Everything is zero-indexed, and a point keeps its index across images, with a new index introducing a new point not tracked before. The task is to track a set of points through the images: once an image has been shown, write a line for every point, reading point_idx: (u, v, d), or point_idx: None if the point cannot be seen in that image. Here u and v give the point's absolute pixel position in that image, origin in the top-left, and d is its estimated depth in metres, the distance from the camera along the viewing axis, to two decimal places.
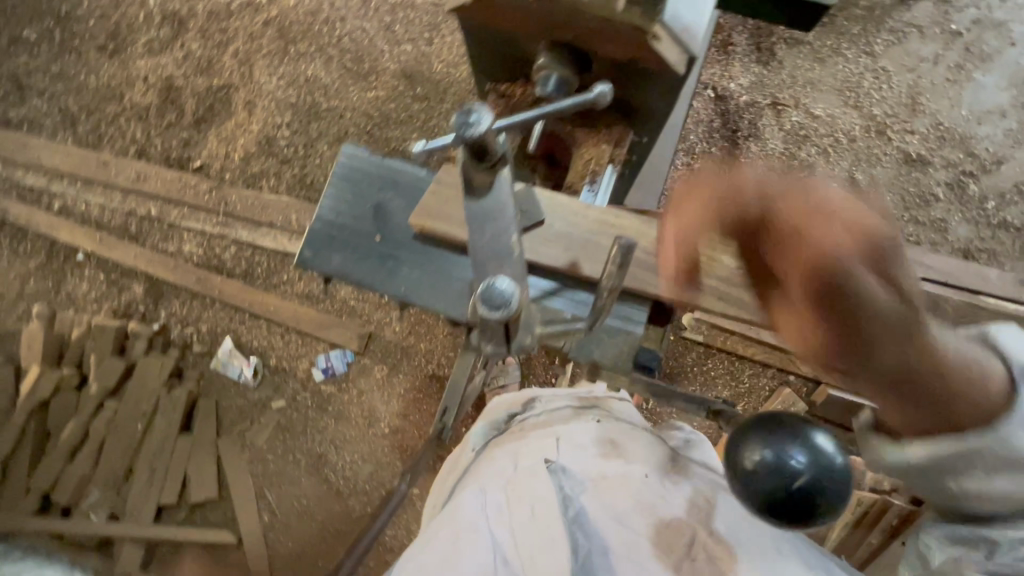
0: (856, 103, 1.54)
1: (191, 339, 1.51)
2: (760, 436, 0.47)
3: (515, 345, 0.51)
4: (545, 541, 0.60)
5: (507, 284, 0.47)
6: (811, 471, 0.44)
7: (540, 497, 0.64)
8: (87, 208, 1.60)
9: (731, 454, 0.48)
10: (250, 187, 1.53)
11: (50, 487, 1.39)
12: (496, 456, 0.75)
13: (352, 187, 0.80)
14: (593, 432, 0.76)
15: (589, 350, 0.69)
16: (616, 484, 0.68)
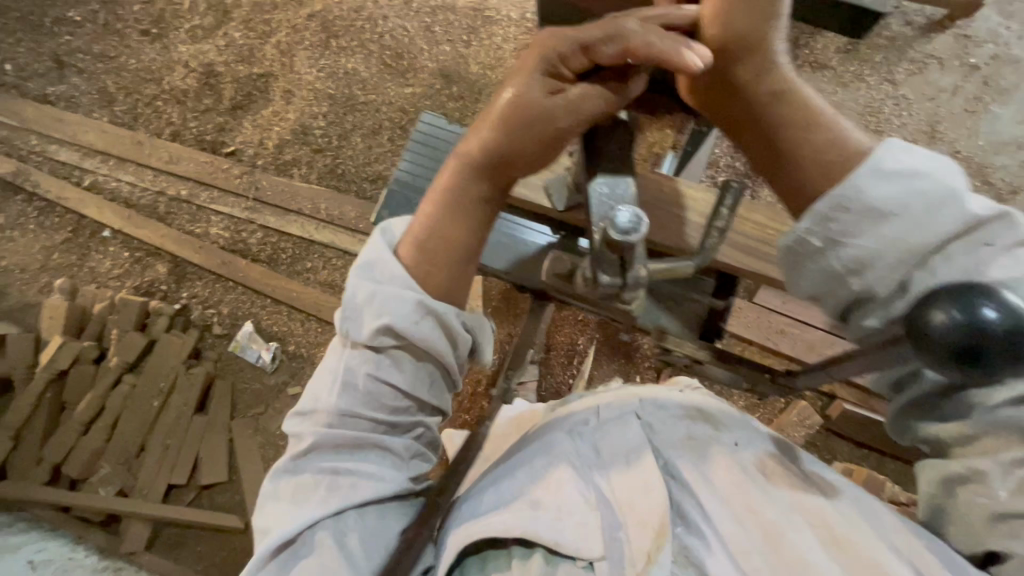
0: (877, 127, 1.59)
1: (212, 321, 1.52)
2: (949, 296, 0.39)
3: (630, 278, 0.47)
4: (639, 492, 0.58)
5: (631, 211, 0.44)
6: (1009, 322, 0.37)
7: (630, 451, 0.61)
8: (117, 186, 1.61)
9: (913, 316, 0.41)
10: (282, 174, 1.55)
11: (60, 459, 1.39)
12: (571, 411, 0.68)
13: (430, 154, 0.85)
14: (680, 389, 0.68)
15: (656, 318, 0.71)
16: (711, 440, 0.61)
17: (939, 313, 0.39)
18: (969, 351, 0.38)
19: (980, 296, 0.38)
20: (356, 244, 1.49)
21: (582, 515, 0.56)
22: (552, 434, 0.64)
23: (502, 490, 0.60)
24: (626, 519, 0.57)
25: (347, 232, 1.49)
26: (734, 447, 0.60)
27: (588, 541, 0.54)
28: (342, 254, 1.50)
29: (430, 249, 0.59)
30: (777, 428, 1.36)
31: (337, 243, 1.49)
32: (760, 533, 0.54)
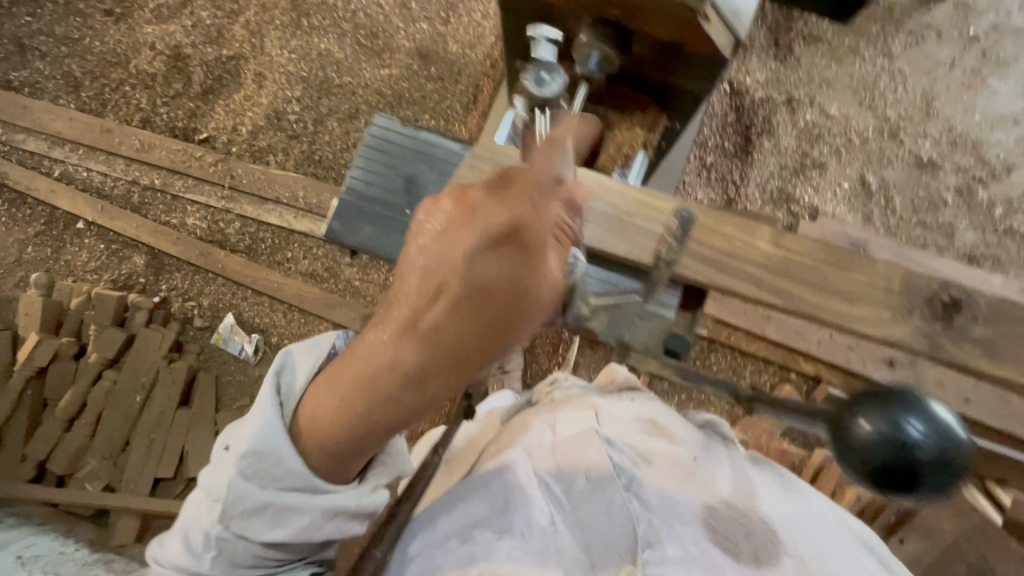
0: (871, 104, 1.54)
1: (193, 313, 1.50)
2: (874, 403, 0.38)
3: (569, 313, 0.60)
4: (603, 513, 0.62)
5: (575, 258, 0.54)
6: (936, 443, 0.36)
7: (593, 467, 0.65)
8: (88, 176, 1.56)
9: (835, 417, 0.39)
10: (257, 162, 1.50)
11: (47, 455, 1.40)
12: (530, 426, 0.72)
13: (384, 159, 0.79)
14: (632, 406, 0.75)
15: (618, 331, 0.63)
16: (667, 462, 0.67)
17: (865, 420, 0.37)
18: (891, 469, 0.36)
19: (905, 411, 0.37)
20: None
21: (546, 538, 0.59)
22: (512, 448, 0.67)
23: (457, 517, 0.62)
24: (590, 540, 0.60)
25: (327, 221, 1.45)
26: (693, 462, 0.68)
27: (553, 568, 0.57)
28: (322, 244, 1.46)
29: (332, 452, 0.49)
30: None
31: (316, 233, 1.45)
32: (729, 556, 0.61)
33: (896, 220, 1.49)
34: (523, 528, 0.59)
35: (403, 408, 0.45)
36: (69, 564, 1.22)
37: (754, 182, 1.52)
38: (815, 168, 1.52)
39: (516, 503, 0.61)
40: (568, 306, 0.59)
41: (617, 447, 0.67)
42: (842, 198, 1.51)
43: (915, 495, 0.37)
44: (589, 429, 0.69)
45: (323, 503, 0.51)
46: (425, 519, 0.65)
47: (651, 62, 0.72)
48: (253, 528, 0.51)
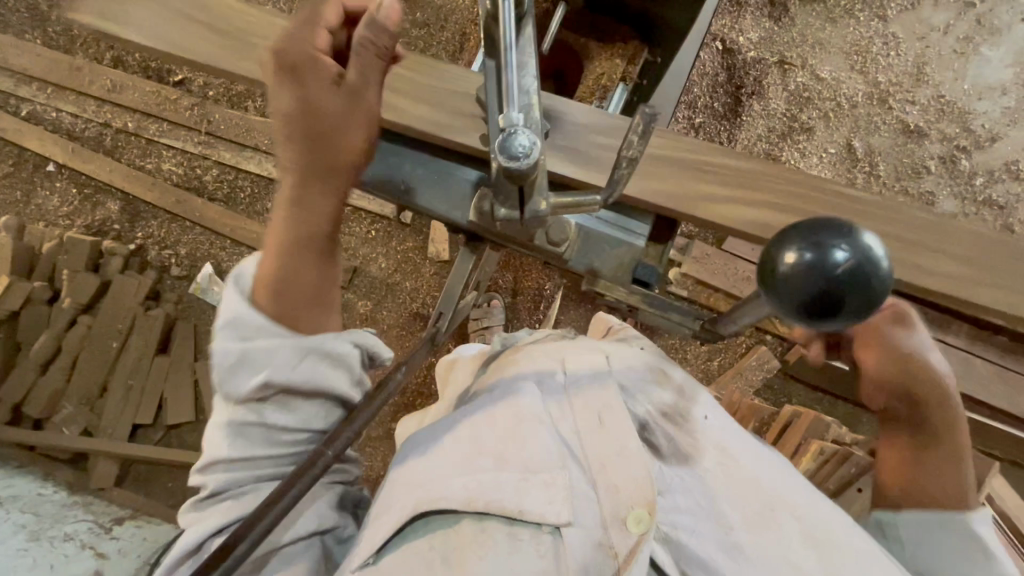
0: (862, 68, 1.52)
1: (170, 262, 1.47)
2: (801, 236, 0.36)
3: (527, 210, 0.50)
4: (616, 456, 0.57)
5: (528, 136, 0.45)
6: (857, 265, 0.35)
7: (608, 408, 0.60)
8: (57, 116, 1.50)
9: (762, 257, 0.38)
10: (236, 107, 1.45)
11: (24, 398, 1.39)
12: (533, 357, 0.68)
13: None
14: (641, 352, 0.70)
15: (589, 259, 0.67)
16: (684, 412, 0.63)
17: (788, 253, 0.36)
18: (824, 297, 0.35)
19: (831, 237, 0.36)
20: None
21: (555, 473, 0.56)
22: (519, 383, 0.63)
23: (459, 448, 0.59)
24: (601, 483, 0.56)
25: None
26: (702, 418, 0.63)
27: (558, 506, 0.54)
28: None
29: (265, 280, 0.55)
30: (737, 371, 1.38)
31: None
32: (741, 515, 0.56)
33: (878, 187, 1.49)
34: (530, 465, 0.56)
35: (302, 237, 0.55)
36: (47, 504, 1.23)
37: (742, 144, 1.51)
38: (802, 132, 1.51)
39: (523, 438, 0.58)
40: (526, 198, 0.50)
41: (632, 393, 0.62)
42: (828, 163, 1.50)
43: (842, 320, 0.36)
44: (604, 370, 0.63)
45: (249, 344, 0.53)
46: (423, 448, 0.62)
47: None
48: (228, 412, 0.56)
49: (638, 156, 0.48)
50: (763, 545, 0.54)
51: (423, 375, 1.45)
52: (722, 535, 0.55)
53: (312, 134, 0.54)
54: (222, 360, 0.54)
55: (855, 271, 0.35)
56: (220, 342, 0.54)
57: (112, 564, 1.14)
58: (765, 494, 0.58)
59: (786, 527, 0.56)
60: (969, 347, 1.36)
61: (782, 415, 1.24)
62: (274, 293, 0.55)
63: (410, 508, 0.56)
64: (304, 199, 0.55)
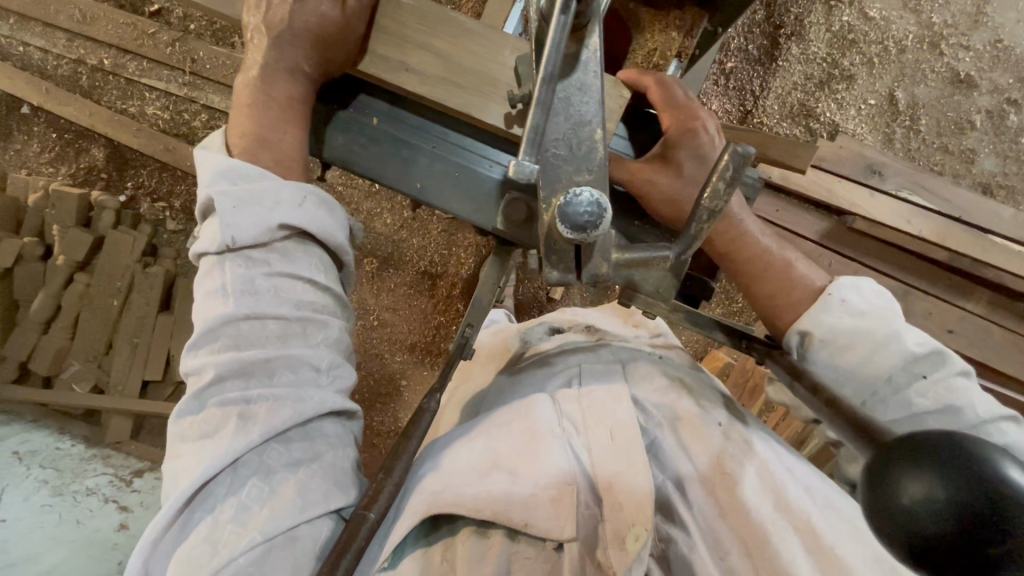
0: (917, 6, 1.34)
1: (164, 216, 1.40)
2: (936, 461, 0.27)
3: (586, 272, 0.47)
4: (623, 471, 0.55)
5: (592, 195, 0.42)
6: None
7: (618, 422, 0.58)
8: (26, 51, 1.36)
9: (879, 479, 0.28)
10: (221, 44, 1.31)
11: (28, 356, 1.39)
12: (555, 371, 0.68)
13: None
14: (661, 361, 0.68)
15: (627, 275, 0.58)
16: (695, 420, 0.60)
17: (910, 482, 0.27)
18: (934, 553, 0.26)
19: (977, 475, 0.26)
20: None
21: (559, 486, 0.53)
22: (535, 395, 0.62)
23: (469, 460, 0.57)
24: (606, 499, 0.54)
25: None
26: (717, 425, 0.59)
27: (559, 521, 0.52)
28: None
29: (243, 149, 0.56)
30: None
31: None
32: (747, 537, 0.52)
33: (917, 144, 1.39)
34: (539, 473, 0.54)
35: (273, 106, 0.56)
36: (66, 460, 1.26)
37: (775, 93, 1.37)
38: (842, 81, 1.37)
39: (536, 447, 0.56)
40: (585, 259, 0.46)
41: (644, 404, 0.62)
42: (866, 117, 1.39)
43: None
44: (618, 383, 0.63)
45: (253, 189, 0.53)
46: (439, 461, 0.59)
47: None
48: (219, 309, 0.53)
49: (721, 208, 0.45)
50: (762, 567, 0.50)
51: (431, 335, 1.42)
52: (717, 555, 0.53)
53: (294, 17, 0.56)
54: (224, 207, 0.52)
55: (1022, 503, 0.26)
56: (215, 189, 0.52)
57: (136, 517, 1.17)
58: (776, 512, 0.53)
59: (795, 548, 0.51)
60: (987, 315, 1.36)
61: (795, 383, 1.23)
62: (248, 149, 0.56)
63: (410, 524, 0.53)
64: (279, 76, 0.56)
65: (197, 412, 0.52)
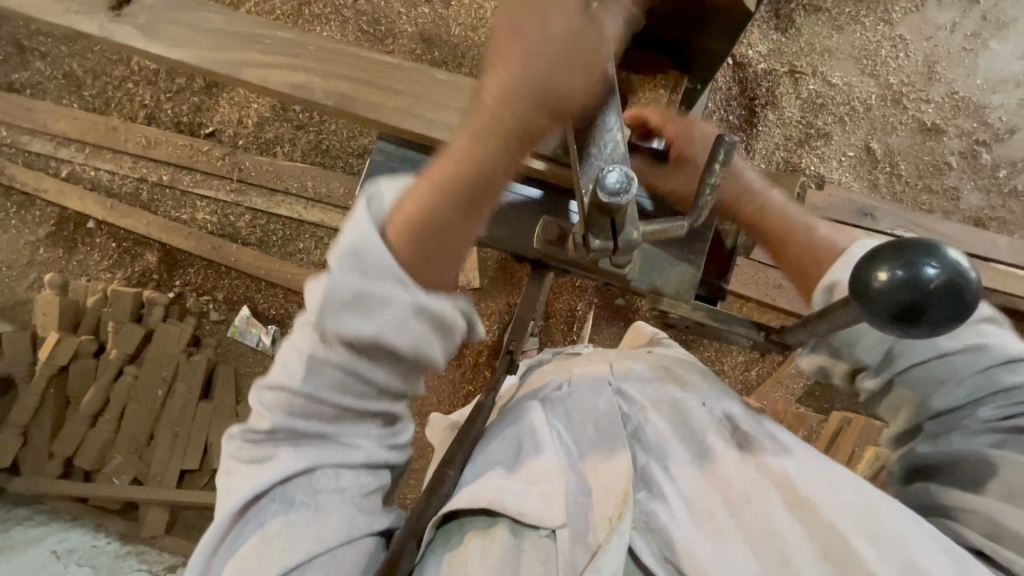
0: (873, 71, 1.51)
1: (208, 307, 1.51)
2: (896, 257, 0.42)
3: (621, 240, 0.49)
4: (605, 461, 0.62)
5: (621, 170, 0.45)
6: (947, 280, 0.41)
7: (601, 413, 0.66)
8: (96, 174, 1.55)
9: (857, 277, 0.44)
10: (265, 154, 1.49)
11: (72, 452, 1.43)
12: (547, 381, 0.74)
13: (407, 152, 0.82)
14: (651, 358, 0.76)
15: (653, 279, 0.73)
16: (676, 405, 0.67)
17: (878, 272, 0.42)
18: (911, 308, 0.42)
19: (922, 257, 0.42)
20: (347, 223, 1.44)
21: (550, 481, 0.59)
22: (526, 403, 0.69)
23: (482, 464, 0.64)
24: (594, 487, 0.61)
25: (339, 211, 1.45)
26: (700, 405, 0.66)
27: (551, 509, 0.57)
28: (333, 233, 1.47)
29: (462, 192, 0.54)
30: (778, 380, 1.27)
31: (329, 223, 1.45)
32: (722, 501, 0.58)
33: (901, 186, 1.49)
34: (533, 474, 0.60)
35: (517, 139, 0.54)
36: (103, 556, 1.25)
37: (760, 154, 1.52)
38: (819, 138, 1.51)
39: (530, 450, 0.63)
40: (620, 228, 0.48)
41: (628, 394, 0.68)
42: (848, 167, 1.50)
43: (929, 328, 0.42)
44: (602, 378, 0.71)
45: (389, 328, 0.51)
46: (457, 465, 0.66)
47: (671, 20, 0.73)
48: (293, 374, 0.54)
49: (721, 183, 0.53)
50: (744, 528, 0.55)
51: (462, 404, 1.45)
52: (703, 522, 0.57)
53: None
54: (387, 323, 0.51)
55: (948, 285, 0.42)
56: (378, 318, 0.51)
57: None
58: (756, 476, 0.59)
59: (772, 505, 0.56)
60: None
61: (831, 421, 1.21)
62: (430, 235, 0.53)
63: (436, 516, 0.59)
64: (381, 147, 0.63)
65: (284, 377, 0.54)
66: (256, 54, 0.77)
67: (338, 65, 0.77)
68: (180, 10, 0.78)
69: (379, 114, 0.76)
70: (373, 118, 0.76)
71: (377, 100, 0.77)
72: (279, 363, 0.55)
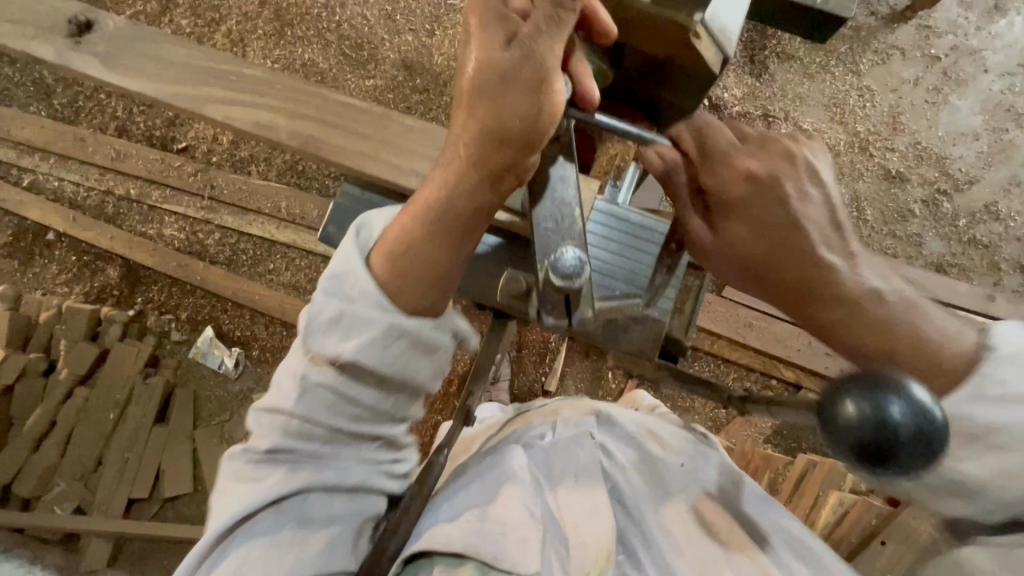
0: (842, 119, 1.57)
1: (170, 327, 1.46)
2: (863, 389, 0.38)
3: (575, 318, 0.53)
4: (587, 519, 0.66)
5: (575, 254, 0.50)
6: (914, 424, 0.37)
7: (585, 469, 0.70)
8: (60, 185, 1.50)
9: (823, 405, 0.40)
10: (239, 172, 1.47)
11: (12, 478, 1.34)
12: (531, 425, 0.76)
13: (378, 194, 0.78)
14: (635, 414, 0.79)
15: (616, 337, 0.74)
16: (657, 467, 0.71)
17: (847, 404, 0.38)
18: (874, 447, 0.38)
19: (892, 393, 0.38)
20: (320, 245, 1.41)
21: (528, 528, 0.60)
22: (507, 446, 0.70)
23: (456, 502, 0.63)
24: (573, 542, 0.64)
25: (312, 233, 1.42)
26: (679, 468, 0.71)
27: (525, 555, 0.58)
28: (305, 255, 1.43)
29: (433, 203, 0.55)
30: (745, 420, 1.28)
31: (301, 244, 1.42)
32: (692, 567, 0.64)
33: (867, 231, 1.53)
34: (509, 518, 0.60)
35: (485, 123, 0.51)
36: None
37: None
38: None
39: (508, 493, 0.63)
40: (573, 308, 0.53)
41: (610, 451, 0.72)
42: None
43: (894, 471, 0.39)
44: (588, 432, 0.73)
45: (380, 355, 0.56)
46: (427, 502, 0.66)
47: None
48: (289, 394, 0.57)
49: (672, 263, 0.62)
50: None
51: (430, 433, 1.42)
52: None
53: (542, 58, 0.48)
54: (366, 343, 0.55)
55: (916, 430, 0.37)
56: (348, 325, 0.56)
57: None
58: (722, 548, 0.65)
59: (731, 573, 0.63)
60: None
61: (797, 463, 1.21)
62: (402, 285, 0.56)
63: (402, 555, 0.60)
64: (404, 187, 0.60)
65: (281, 400, 0.57)
66: (218, 90, 0.77)
67: (304, 102, 0.77)
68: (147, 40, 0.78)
69: (342, 156, 0.76)
70: (336, 159, 0.76)
71: (349, 134, 0.76)
72: (274, 390, 0.59)
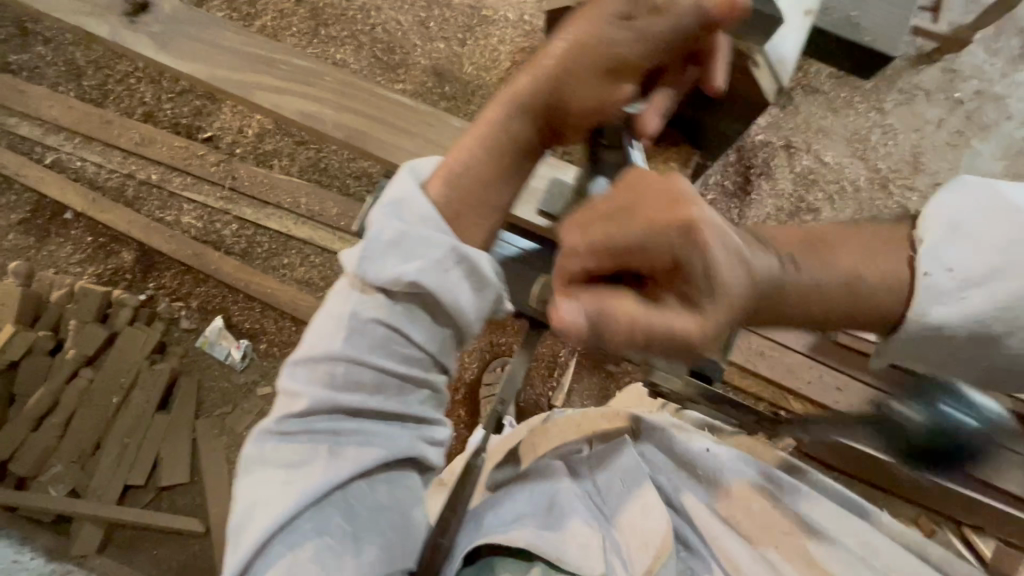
0: (864, 155, 1.57)
1: (179, 314, 1.46)
2: None
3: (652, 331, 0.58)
4: (640, 520, 0.68)
5: None
6: None
7: (625, 470, 0.71)
8: (82, 166, 1.51)
9: None
10: (262, 165, 1.47)
11: (8, 455, 1.33)
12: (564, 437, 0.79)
13: None
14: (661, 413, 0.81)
15: None
16: (693, 461, 0.73)
17: None
18: None
19: None
20: (336, 244, 1.41)
21: (588, 536, 0.65)
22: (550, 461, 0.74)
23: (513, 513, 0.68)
24: (632, 545, 0.67)
25: (329, 230, 1.42)
26: (715, 457, 0.73)
27: (589, 560, 0.63)
28: (321, 252, 1.44)
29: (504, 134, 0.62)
30: None
31: (317, 241, 1.42)
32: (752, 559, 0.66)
33: None
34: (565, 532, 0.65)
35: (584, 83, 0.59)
36: None
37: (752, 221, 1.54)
38: (809, 213, 1.55)
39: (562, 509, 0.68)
40: None
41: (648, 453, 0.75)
42: None
43: None
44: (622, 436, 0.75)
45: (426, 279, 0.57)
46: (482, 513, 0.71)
47: None
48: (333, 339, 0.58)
49: None
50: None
51: None
52: None
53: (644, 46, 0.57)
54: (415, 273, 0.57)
55: None
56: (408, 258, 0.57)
57: None
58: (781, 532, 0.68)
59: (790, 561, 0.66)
60: None
61: None
62: (458, 211, 0.61)
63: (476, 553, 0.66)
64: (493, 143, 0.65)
65: (324, 348, 0.58)
66: (272, 91, 0.83)
67: (358, 107, 0.82)
68: (206, 39, 0.84)
69: (393, 160, 0.80)
70: (385, 161, 0.80)
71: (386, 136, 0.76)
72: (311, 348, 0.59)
